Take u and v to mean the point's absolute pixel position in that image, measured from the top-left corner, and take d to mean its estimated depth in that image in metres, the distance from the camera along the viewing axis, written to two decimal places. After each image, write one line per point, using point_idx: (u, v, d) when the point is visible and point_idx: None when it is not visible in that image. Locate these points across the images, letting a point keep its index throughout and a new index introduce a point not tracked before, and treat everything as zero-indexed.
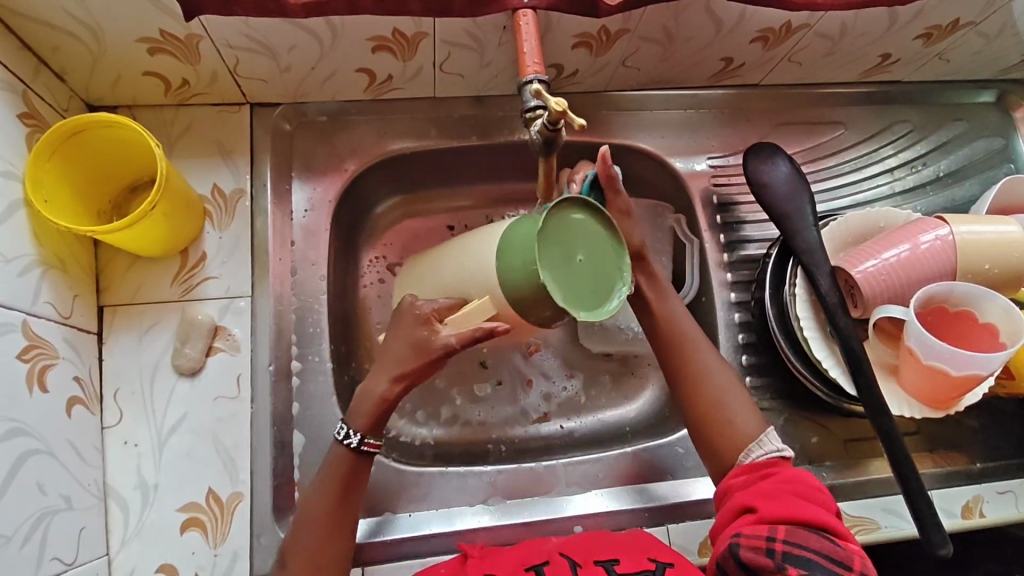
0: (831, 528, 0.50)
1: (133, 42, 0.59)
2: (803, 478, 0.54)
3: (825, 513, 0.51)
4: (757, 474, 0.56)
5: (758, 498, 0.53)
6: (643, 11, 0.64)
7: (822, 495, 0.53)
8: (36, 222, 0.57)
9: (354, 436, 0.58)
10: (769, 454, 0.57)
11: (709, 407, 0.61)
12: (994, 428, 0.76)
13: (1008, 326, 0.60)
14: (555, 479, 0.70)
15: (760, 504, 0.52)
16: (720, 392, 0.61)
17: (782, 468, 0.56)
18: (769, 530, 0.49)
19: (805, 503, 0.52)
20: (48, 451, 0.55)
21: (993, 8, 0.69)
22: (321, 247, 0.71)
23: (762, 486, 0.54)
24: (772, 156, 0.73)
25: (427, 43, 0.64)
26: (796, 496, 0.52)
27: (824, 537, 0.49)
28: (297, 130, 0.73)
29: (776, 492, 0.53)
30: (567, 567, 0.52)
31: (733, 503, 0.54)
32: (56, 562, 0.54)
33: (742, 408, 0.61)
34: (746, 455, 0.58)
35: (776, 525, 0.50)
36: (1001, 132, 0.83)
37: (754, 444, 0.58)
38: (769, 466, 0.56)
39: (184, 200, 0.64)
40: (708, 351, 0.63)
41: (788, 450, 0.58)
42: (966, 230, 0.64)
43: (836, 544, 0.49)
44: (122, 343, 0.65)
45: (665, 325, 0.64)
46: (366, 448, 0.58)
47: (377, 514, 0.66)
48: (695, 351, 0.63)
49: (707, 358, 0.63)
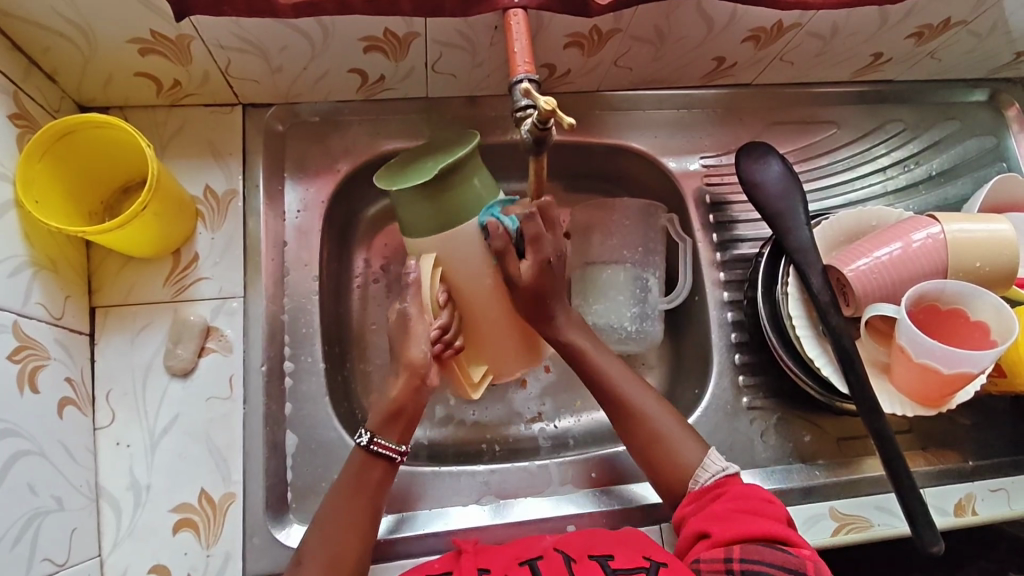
0: (778, 536, 0.52)
1: (123, 42, 0.59)
2: (749, 492, 0.56)
3: (773, 521, 0.53)
4: (707, 500, 0.58)
5: (710, 522, 0.55)
6: (634, 11, 0.64)
7: (769, 505, 0.55)
8: (27, 223, 0.57)
9: (365, 435, 0.59)
10: (715, 475, 0.59)
11: (649, 445, 0.62)
12: (987, 426, 0.76)
13: (999, 323, 0.60)
14: (549, 478, 0.69)
15: (711, 527, 0.54)
16: (664, 434, 0.62)
17: (730, 486, 0.58)
18: (725, 551, 0.51)
19: (755, 518, 0.53)
20: (39, 452, 0.55)
21: (983, 7, 0.69)
22: (313, 248, 0.71)
23: (712, 508, 0.56)
24: (764, 156, 0.72)
25: (419, 43, 0.64)
26: (744, 511, 0.54)
27: (777, 548, 0.51)
28: (290, 131, 0.73)
29: (726, 513, 0.55)
30: (561, 562, 0.52)
31: (687, 529, 0.56)
32: (47, 563, 0.54)
33: (682, 442, 0.62)
34: (694, 483, 0.60)
35: (731, 546, 0.52)
36: (993, 131, 0.83)
37: (699, 470, 0.60)
38: (716, 487, 0.58)
39: (175, 200, 0.64)
40: (636, 391, 0.64)
41: (731, 467, 0.60)
42: (956, 228, 0.64)
43: (789, 553, 0.50)
44: (114, 344, 0.65)
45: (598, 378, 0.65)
46: (379, 448, 0.59)
47: (396, 511, 0.67)
48: (634, 401, 0.64)
49: (647, 405, 0.64)
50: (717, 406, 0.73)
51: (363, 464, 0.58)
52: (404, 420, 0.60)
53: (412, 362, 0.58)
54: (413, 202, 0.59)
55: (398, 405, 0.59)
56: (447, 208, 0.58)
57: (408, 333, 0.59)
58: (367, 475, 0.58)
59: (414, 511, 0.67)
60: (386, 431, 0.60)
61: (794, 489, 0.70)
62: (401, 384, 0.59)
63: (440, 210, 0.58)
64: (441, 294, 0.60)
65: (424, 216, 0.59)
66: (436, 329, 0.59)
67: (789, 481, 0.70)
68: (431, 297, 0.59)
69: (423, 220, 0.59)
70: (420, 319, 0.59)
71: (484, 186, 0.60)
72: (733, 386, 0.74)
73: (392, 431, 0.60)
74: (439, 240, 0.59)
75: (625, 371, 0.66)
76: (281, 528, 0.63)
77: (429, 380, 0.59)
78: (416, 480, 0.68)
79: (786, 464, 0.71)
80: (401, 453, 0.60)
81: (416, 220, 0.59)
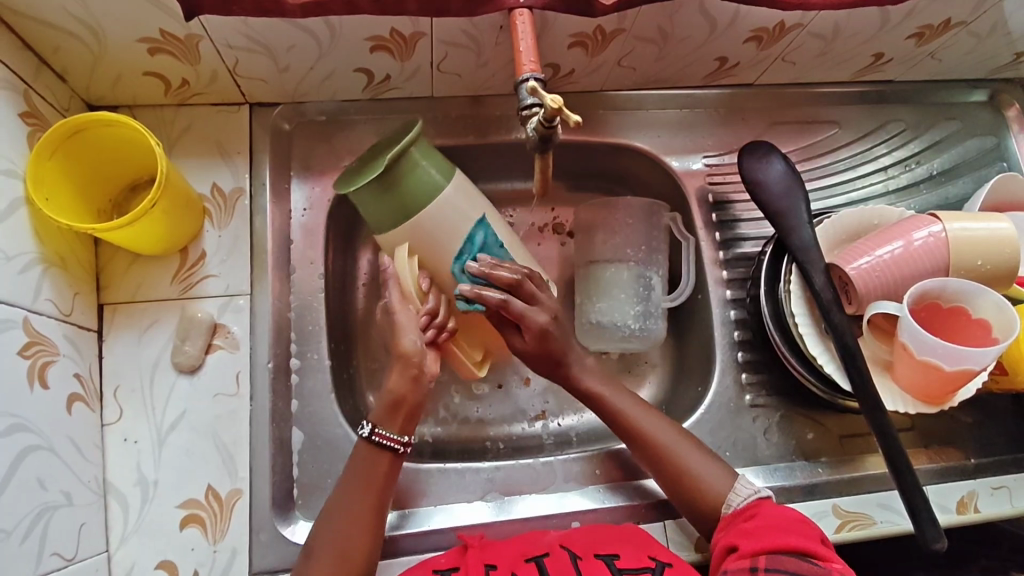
0: (811, 549, 0.51)
1: (135, 41, 0.60)
2: (782, 510, 0.56)
3: (809, 538, 0.53)
4: (740, 515, 0.58)
5: (741, 536, 0.55)
6: (638, 11, 0.65)
7: (802, 523, 0.55)
8: (37, 220, 0.57)
9: (366, 425, 0.59)
10: (747, 499, 0.59)
11: (677, 475, 0.62)
12: (989, 423, 0.77)
13: (1000, 320, 0.61)
14: (553, 475, 0.70)
15: (741, 542, 0.54)
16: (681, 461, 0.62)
17: (761, 508, 0.57)
18: (751, 562, 0.51)
19: (784, 531, 0.53)
20: (48, 447, 0.55)
21: (983, 8, 0.69)
22: (319, 247, 0.72)
23: (744, 523, 0.57)
24: (766, 156, 0.73)
25: (425, 43, 0.65)
26: (776, 527, 0.54)
27: (804, 559, 0.51)
28: (296, 130, 0.73)
29: (758, 530, 0.55)
30: (567, 560, 0.52)
31: (720, 545, 0.57)
32: (56, 557, 0.54)
33: (710, 469, 0.62)
34: (727, 506, 0.60)
35: (758, 557, 0.52)
36: (994, 131, 0.84)
37: (732, 494, 0.60)
38: (747, 509, 0.58)
39: (183, 198, 0.64)
40: (657, 423, 0.64)
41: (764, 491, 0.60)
42: (958, 227, 0.64)
43: (816, 564, 0.50)
44: (122, 340, 0.65)
45: (616, 413, 0.65)
46: (379, 439, 0.59)
47: (407, 507, 0.67)
48: (644, 427, 0.64)
49: (658, 434, 0.64)
50: (720, 403, 0.73)
51: (373, 460, 0.59)
52: (405, 413, 0.59)
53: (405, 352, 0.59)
54: (374, 199, 0.60)
55: (397, 396, 0.59)
56: (400, 199, 0.59)
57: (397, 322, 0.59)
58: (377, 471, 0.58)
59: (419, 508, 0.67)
60: (387, 422, 0.59)
61: (796, 486, 0.70)
62: (398, 376, 0.59)
63: (396, 200, 0.59)
64: (423, 282, 0.61)
65: (385, 213, 0.60)
66: (426, 314, 0.60)
67: (791, 478, 0.70)
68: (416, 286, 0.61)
69: (384, 209, 0.60)
70: (404, 307, 0.60)
71: (437, 171, 0.60)
72: (736, 384, 0.74)
73: (393, 423, 0.59)
74: (402, 231, 0.61)
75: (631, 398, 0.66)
76: (287, 524, 0.63)
77: (425, 369, 0.60)
78: (422, 475, 0.69)
79: (789, 461, 0.72)
80: (403, 444, 0.59)
81: (380, 214, 0.61)
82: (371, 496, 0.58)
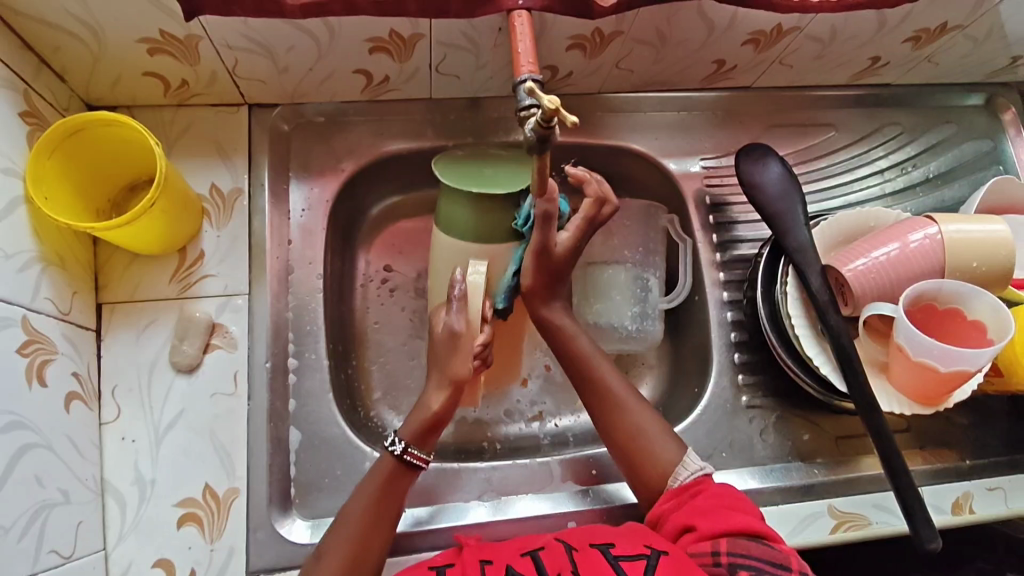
0: (762, 531, 0.54)
1: (134, 42, 0.60)
2: (726, 489, 0.58)
3: (754, 518, 0.55)
4: (686, 493, 0.59)
5: (693, 516, 0.56)
6: (636, 14, 0.65)
7: (745, 502, 0.57)
8: (36, 219, 0.57)
9: (399, 444, 0.60)
10: (695, 473, 0.60)
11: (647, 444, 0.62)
12: (985, 425, 0.77)
13: (996, 323, 0.61)
14: (550, 475, 0.70)
15: (696, 522, 0.55)
16: (648, 431, 0.63)
17: (708, 485, 0.59)
18: (713, 545, 0.52)
19: (736, 514, 0.55)
20: (46, 445, 0.55)
21: (980, 11, 0.70)
22: (318, 247, 0.72)
23: (693, 503, 0.57)
24: (763, 157, 0.74)
25: (424, 44, 0.65)
26: (725, 507, 0.55)
27: (760, 542, 0.53)
28: (295, 131, 0.74)
29: (709, 509, 0.56)
30: (563, 550, 0.53)
31: (670, 525, 0.57)
32: (53, 555, 0.54)
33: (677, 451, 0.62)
34: (674, 480, 0.60)
35: (717, 539, 0.53)
36: (990, 135, 0.84)
37: (680, 467, 0.61)
38: (695, 484, 0.59)
39: (182, 199, 0.64)
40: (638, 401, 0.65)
41: (709, 467, 0.61)
42: (953, 229, 0.65)
43: (773, 548, 0.52)
44: (121, 339, 0.65)
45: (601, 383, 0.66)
46: (411, 459, 0.60)
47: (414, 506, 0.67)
48: (618, 394, 0.65)
49: (630, 403, 0.65)
50: (717, 405, 0.73)
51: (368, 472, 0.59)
52: (437, 430, 0.62)
53: (457, 373, 0.61)
54: (454, 204, 0.65)
55: (437, 418, 0.62)
56: (482, 224, 0.65)
57: (457, 349, 0.61)
58: (403, 486, 0.60)
59: (415, 508, 0.67)
60: (419, 442, 0.61)
61: (792, 487, 0.70)
62: (444, 399, 0.62)
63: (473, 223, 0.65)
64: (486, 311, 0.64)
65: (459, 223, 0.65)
66: (479, 344, 0.62)
67: (787, 479, 0.71)
68: (477, 314, 0.62)
69: (458, 226, 0.66)
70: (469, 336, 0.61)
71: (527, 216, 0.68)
72: (733, 385, 0.74)
73: (425, 444, 0.61)
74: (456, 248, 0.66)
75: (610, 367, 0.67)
76: (284, 522, 0.63)
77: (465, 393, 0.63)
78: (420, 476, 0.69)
79: (785, 462, 0.72)
80: (427, 463, 0.61)
81: (452, 221, 0.66)
82: (393, 500, 0.59)
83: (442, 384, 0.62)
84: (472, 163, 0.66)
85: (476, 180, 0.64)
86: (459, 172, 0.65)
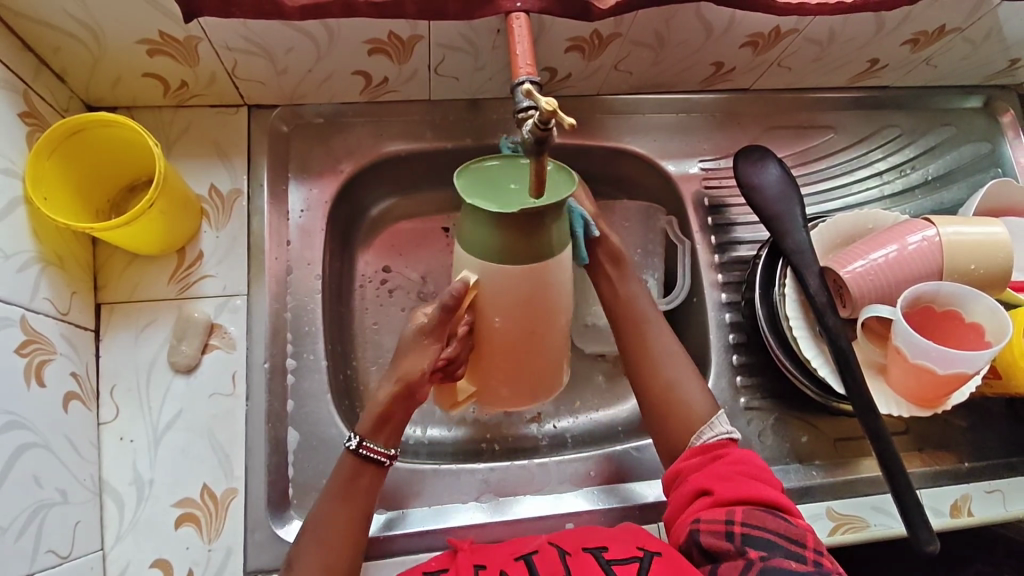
0: (780, 505, 0.54)
1: (133, 43, 0.60)
2: (749, 458, 0.58)
3: (776, 491, 0.56)
4: (709, 457, 0.58)
5: (713, 480, 0.56)
6: (634, 15, 0.65)
7: (766, 473, 0.57)
8: (35, 219, 0.58)
9: (354, 438, 0.59)
10: (719, 436, 0.60)
11: (666, 386, 0.63)
12: (983, 427, 0.77)
13: (993, 325, 0.61)
14: (548, 477, 0.70)
15: (715, 486, 0.55)
16: (672, 373, 0.63)
17: (730, 450, 0.59)
18: (727, 513, 0.53)
19: (756, 484, 0.55)
20: (44, 445, 0.55)
21: (978, 13, 0.70)
22: (316, 247, 0.72)
23: (713, 468, 0.57)
24: (761, 160, 0.74)
25: (423, 46, 0.65)
26: (745, 476, 0.56)
27: (778, 515, 0.53)
28: (295, 132, 0.74)
29: (729, 475, 0.56)
30: (556, 555, 0.53)
31: (687, 486, 0.57)
32: (51, 555, 0.54)
33: (697, 391, 0.62)
34: (697, 438, 0.60)
35: (733, 508, 0.53)
36: (989, 137, 0.84)
37: (705, 427, 0.61)
38: (717, 447, 0.59)
39: (181, 198, 0.64)
40: (667, 332, 0.65)
41: (736, 432, 0.60)
42: (951, 231, 0.65)
43: (790, 523, 0.53)
44: (119, 340, 0.65)
45: (632, 312, 0.66)
46: (367, 452, 0.59)
47: (392, 509, 0.67)
48: (651, 330, 0.65)
49: (663, 338, 0.65)
50: None
51: (362, 474, 0.59)
52: (392, 426, 0.60)
53: (409, 372, 0.58)
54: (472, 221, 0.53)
55: (387, 410, 0.59)
56: (497, 247, 0.52)
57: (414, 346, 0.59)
58: (362, 486, 0.59)
59: (382, 513, 0.66)
60: (374, 433, 0.59)
61: (791, 490, 0.70)
62: (389, 390, 0.58)
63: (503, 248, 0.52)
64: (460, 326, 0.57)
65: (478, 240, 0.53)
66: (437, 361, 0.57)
67: (786, 482, 0.70)
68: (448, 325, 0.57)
69: (476, 243, 0.53)
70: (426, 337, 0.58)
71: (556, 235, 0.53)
72: (731, 387, 0.74)
73: (381, 434, 0.59)
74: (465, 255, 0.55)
75: (650, 302, 0.67)
76: (282, 524, 0.63)
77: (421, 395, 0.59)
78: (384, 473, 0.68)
79: (783, 464, 0.72)
80: (390, 456, 0.60)
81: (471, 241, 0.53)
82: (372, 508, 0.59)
83: (396, 377, 0.59)
84: (499, 173, 0.53)
85: (488, 191, 0.51)
86: (476, 182, 0.52)
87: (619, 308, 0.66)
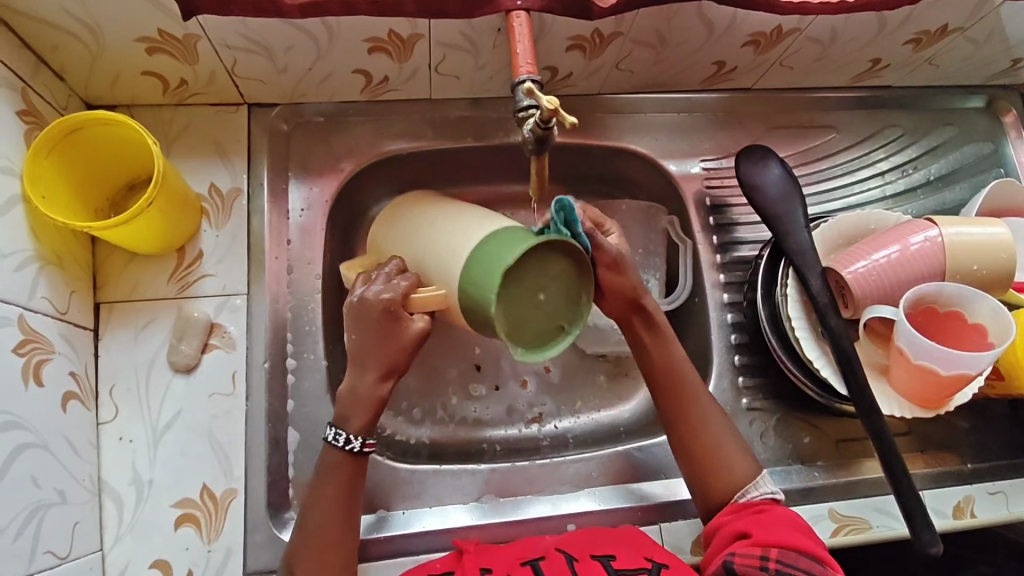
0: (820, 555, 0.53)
1: (131, 41, 0.60)
2: (796, 516, 0.57)
3: (816, 543, 0.54)
4: (748, 509, 0.58)
5: (753, 526, 0.55)
6: (635, 15, 0.65)
7: (812, 530, 0.56)
8: (34, 219, 0.57)
9: (357, 440, 0.58)
10: (764, 495, 0.59)
11: (707, 449, 0.62)
12: (986, 428, 0.77)
13: (997, 326, 0.61)
14: (549, 478, 0.70)
15: (755, 530, 0.55)
16: (716, 436, 0.62)
17: (774, 507, 0.58)
18: (764, 551, 0.52)
19: (797, 533, 0.54)
20: (42, 445, 0.55)
21: (980, 14, 0.69)
22: (317, 247, 0.72)
23: (758, 515, 0.57)
24: (764, 159, 0.73)
25: (423, 44, 0.65)
26: (787, 525, 0.55)
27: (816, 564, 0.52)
28: (295, 130, 0.73)
29: (771, 522, 0.55)
30: (565, 564, 0.52)
31: (727, 534, 0.57)
32: (50, 555, 0.54)
33: (737, 453, 0.62)
34: (742, 495, 0.59)
35: (769, 547, 0.52)
36: (991, 137, 0.84)
37: (753, 485, 0.60)
38: (760, 503, 0.58)
39: (180, 198, 0.64)
40: (706, 396, 0.64)
41: (781, 494, 0.60)
42: (954, 231, 0.64)
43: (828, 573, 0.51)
44: (118, 339, 0.65)
45: (670, 372, 0.64)
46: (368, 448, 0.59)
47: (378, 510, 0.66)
48: (693, 393, 0.64)
49: (708, 407, 0.63)
50: None
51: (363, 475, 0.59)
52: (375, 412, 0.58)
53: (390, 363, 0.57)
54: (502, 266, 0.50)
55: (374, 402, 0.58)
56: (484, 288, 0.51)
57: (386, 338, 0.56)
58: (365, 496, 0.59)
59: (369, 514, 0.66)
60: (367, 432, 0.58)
61: (793, 491, 0.70)
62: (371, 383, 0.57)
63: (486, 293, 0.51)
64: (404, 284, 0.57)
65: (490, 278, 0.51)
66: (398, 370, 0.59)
67: (788, 482, 0.70)
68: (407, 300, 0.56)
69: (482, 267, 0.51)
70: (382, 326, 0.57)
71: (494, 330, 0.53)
72: (733, 387, 0.74)
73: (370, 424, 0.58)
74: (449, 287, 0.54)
75: (689, 363, 0.66)
76: (282, 526, 0.63)
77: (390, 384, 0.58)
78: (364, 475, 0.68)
79: (785, 464, 0.72)
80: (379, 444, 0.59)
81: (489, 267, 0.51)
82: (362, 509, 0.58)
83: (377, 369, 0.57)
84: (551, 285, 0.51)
85: (524, 283, 0.50)
86: (538, 269, 0.50)
87: (656, 370, 0.64)
